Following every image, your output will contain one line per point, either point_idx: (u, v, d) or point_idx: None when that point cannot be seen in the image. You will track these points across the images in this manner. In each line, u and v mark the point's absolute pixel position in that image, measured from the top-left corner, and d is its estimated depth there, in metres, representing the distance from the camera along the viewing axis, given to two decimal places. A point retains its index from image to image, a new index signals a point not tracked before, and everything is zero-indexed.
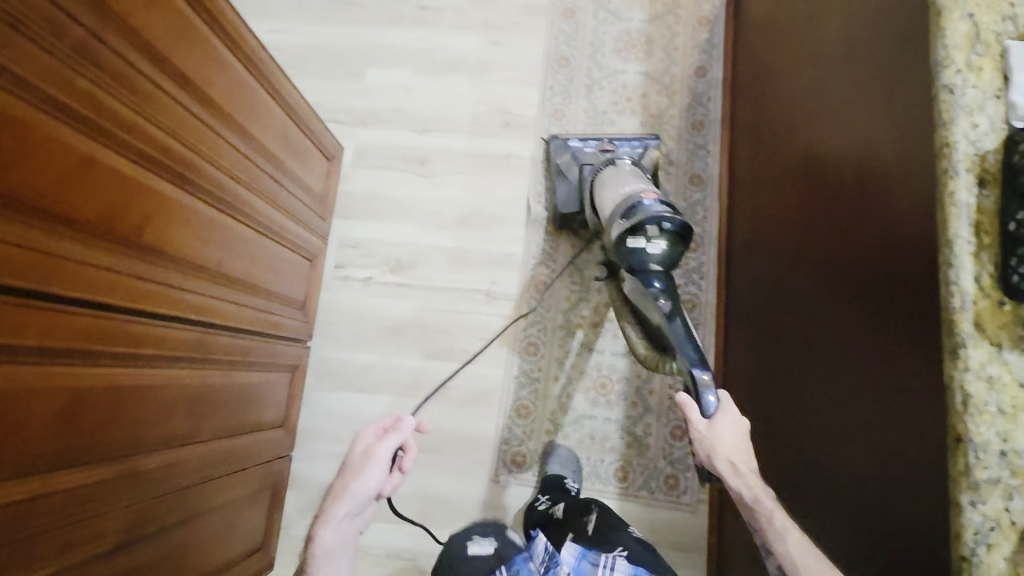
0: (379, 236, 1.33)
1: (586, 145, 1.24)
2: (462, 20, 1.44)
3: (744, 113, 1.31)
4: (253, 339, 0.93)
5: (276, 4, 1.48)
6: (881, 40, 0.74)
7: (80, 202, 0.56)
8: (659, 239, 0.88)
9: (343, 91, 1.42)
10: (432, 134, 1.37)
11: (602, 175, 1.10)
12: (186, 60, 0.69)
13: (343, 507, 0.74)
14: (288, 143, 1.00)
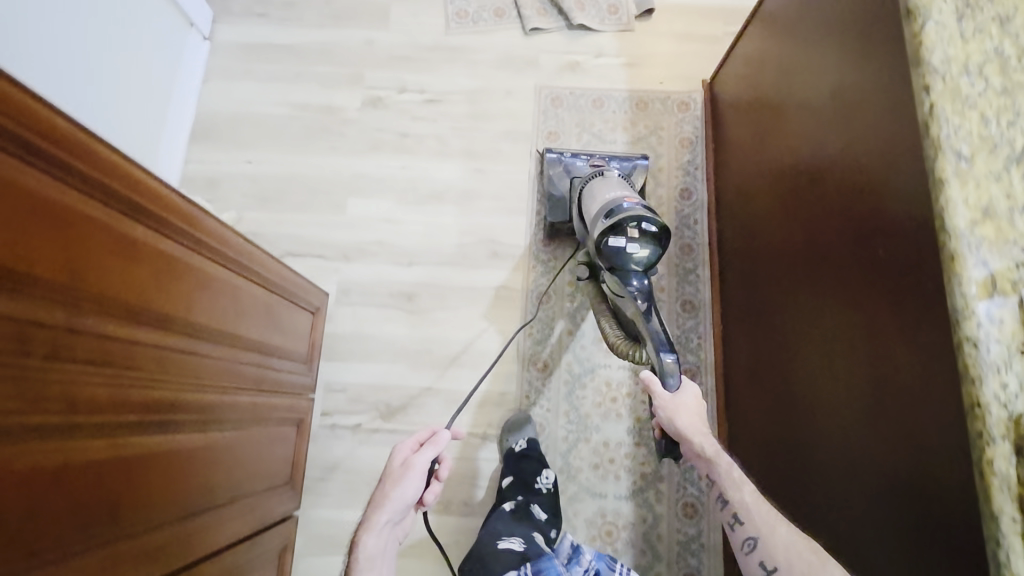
0: (367, 379, 1.28)
1: (578, 159, 1.31)
2: (445, 147, 1.43)
3: (728, 237, 1.32)
4: (242, 545, 0.87)
5: (249, 132, 1.43)
6: (887, 233, 0.73)
7: (56, 516, 0.50)
8: (638, 239, 1.04)
9: (324, 222, 1.37)
10: (419, 269, 1.34)
11: (593, 186, 1.18)
12: (167, 297, 0.65)
13: (384, 515, 0.88)
14: (272, 318, 0.96)
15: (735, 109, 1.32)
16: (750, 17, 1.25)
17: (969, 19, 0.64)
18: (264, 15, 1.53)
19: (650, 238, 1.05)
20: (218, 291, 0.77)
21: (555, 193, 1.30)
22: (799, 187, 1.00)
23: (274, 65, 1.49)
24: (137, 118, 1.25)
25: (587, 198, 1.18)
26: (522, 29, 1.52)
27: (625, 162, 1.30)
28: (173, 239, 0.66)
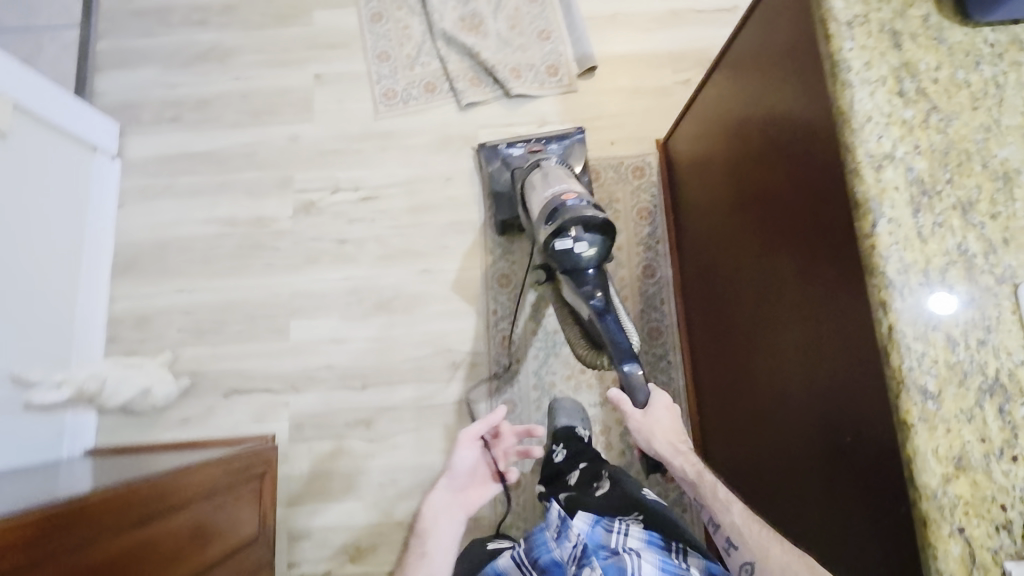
0: (332, 518, 1.23)
1: (515, 149, 1.32)
2: (389, 249, 1.35)
3: (695, 318, 1.23)
4: None
5: (176, 259, 1.35)
6: (858, 410, 0.62)
7: None
8: (583, 239, 1.02)
9: (267, 352, 1.32)
10: (373, 390, 1.29)
11: (532, 178, 1.18)
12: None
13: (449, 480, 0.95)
14: (215, 522, 0.93)
15: (693, 178, 1.21)
16: (706, 79, 1.11)
17: (927, 210, 0.55)
18: (177, 121, 1.41)
19: (595, 231, 1.02)
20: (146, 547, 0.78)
21: (497, 187, 1.31)
22: (758, 303, 0.92)
23: (196, 178, 1.38)
24: (50, 286, 1.16)
25: (531, 188, 1.16)
26: (457, 104, 1.41)
27: (563, 139, 1.30)
28: (69, 549, 0.65)
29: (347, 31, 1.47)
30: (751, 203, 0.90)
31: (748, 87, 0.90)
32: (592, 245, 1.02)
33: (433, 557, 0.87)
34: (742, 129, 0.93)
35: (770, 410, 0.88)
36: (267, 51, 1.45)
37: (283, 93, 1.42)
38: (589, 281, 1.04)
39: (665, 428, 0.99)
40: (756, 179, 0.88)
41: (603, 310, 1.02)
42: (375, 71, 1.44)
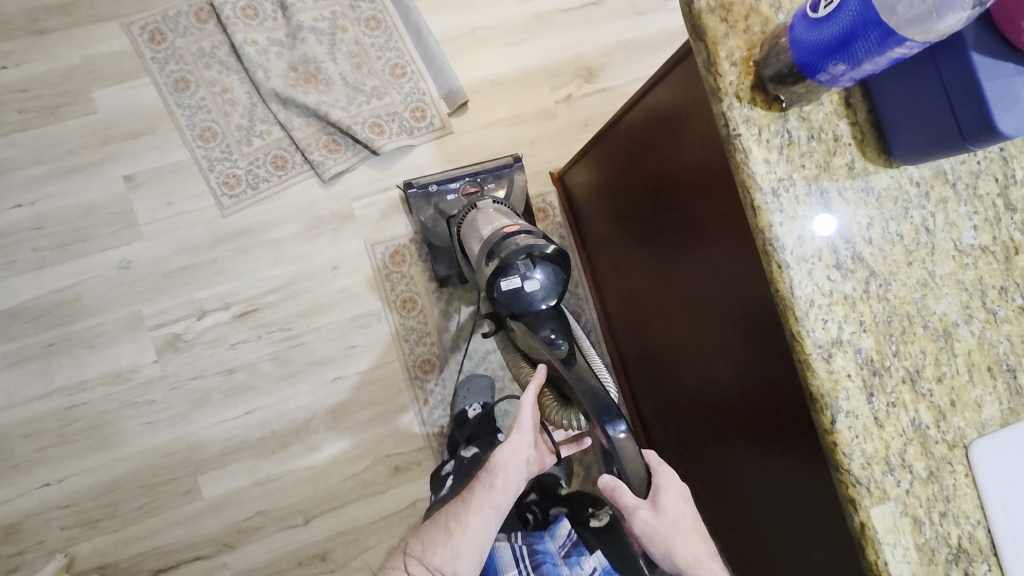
0: None
1: (451, 190, 1.14)
2: (289, 365, 1.19)
3: (627, 355, 1.18)
4: None
5: (23, 447, 1.12)
6: (832, 535, 0.63)
7: None
8: (535, 273, 0.81)
9: (181, 519, 1.15)
10: (318, 521, 1.18)
11: (470, 218, 1.00)
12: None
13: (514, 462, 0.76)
14: None
15: (599, 221, 1.11)
16: (605, 123, 0.95)
17: (880, 392, 0.52)
18: None
19: (550, 264, 0.82)
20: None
21: (434, 239, 1.14)
22: (694, 380, 0.87)
23: (10, 343, 1.12)
24: None
25: (466, 228, 1.01)
26: (318, 178, 1.21)
27: (499, 172, 1.15)
28: None
29: (148, 109, 1.17)
30: (681, 280, 0.82)
31: (651, 163, 0.81)
32: (541, 278, 0.82)
33: (499, 495, 0.74)
34: (652, 201, 0.84)
35: (721, 484, 0.87)
36: (48, 158, 1.15)
37: (89, 210, 1.15)
38: (549, 325, 0.80)
39: (681, 533, 0.66)
40: (678, 260, 0.81)
41: (566, 355, 0.75)
42: (204, 156, 1.18)
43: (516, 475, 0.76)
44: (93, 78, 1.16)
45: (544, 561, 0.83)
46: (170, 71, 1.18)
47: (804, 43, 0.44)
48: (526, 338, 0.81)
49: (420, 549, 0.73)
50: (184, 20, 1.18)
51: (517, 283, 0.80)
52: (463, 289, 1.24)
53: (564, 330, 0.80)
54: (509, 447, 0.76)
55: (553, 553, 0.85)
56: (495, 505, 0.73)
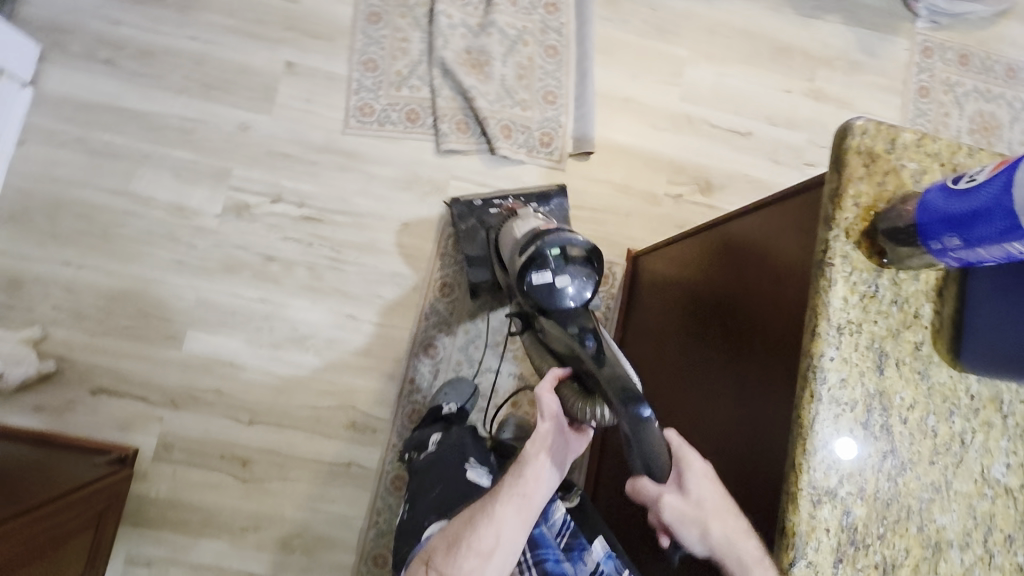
0: (177, 554, 1.14)
1: (493, 209, 1.19)
2: (319, 282, 1.23)
3: (612, 444, 1.15)
4: None
5: (69, 223, 1.18)
6: None
7: None
8: (565, 269, 0.83)
9: (152, 357, 1.17)
10: (260, 429, 1.18)
11: (506, 225, 1.04)
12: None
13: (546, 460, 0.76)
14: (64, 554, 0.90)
15: (652, 309, 1.13)
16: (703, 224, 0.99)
17: (849, 562, 0.51)
18: (111, 64, 1.23)
19: (583, 260, 0.84)
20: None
21: (465, 247, 1.19)
22: None
23: (116, 137, 1.22)
24: None
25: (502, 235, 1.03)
26: (435, 145, 1.29)
27: (548, 199, 1.20)
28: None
29: (337, 22, 1.30)
30: (704, 387, 0.83)
31: (727, 271, 0.83)
32: (575, 276, 0.83)
33: (532, 490, 0.74)
34: (712, 300, 0.86)
35: None
36: (240, 15, 1.28)
37: (244, 71, 1.26)
38: (577, 321, 0.81)
39: (718, 517, 0.63)
40: (709, 363, 0.82)
41: (598, 350, 0.75)
42: (357, 79, 1.29)
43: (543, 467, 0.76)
44: None
45: (545, 556, 0.82)
46: (371, 3, 1.31)
47: (933, 207, 0.47)
48: (553, 332, 0.83)
49: (444, 557, 0.71)
50: None
51: (547, 278, 0.82)
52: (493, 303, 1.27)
53: (591, 328, 0.80)
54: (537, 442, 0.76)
55: (551, 545, 0.84)
56: (524, 496, 0.73)
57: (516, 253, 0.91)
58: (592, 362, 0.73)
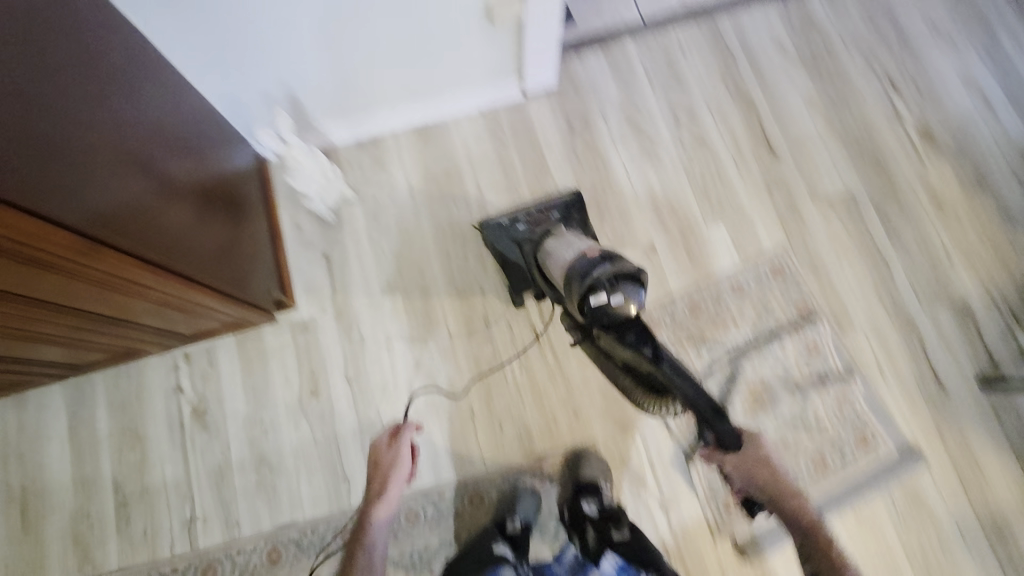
0: (224, 381, 1.30)
1: (520, 224, 1.28)
2: (487, 367, 1.31)
3: None
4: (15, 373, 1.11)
5: (439, 171, 1.45)
6: None
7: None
8: (619, 292, 0.93)
9: (367, 277, 1.37)
10: (345, 389, 1.30)
11: (551, 245, 1.12)
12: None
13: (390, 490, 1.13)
14: (197, 318, 1.16)
15: None
16: None
17: None
18: (570, 130, 1.46)
19: (626, 278, 0.95)
20: (82, 200, 0.78)
21: (508, 256, 1.28)
22: None
23: (518, 164, 1.45)
24: (368, 75, 1.29)
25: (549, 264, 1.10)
26: None
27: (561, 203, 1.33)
28: (163, 297, 1.01)
29: (711, 261, 1.36)
30: None
31: None
32: (622, 295, 0.93)
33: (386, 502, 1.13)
34: None
35: None
36: (667, 188, 1.42)
37: (624, 216, 1.40)
38: (631, 331, 0.95)
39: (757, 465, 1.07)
40: None
41: (652, 356, 0.93)
42: (674, 303, 1.34)
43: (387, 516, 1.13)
44: (734, 221, 1.39)
45: None
46: (747, 279, 1.35)
47: None
48: (619, 347, 0.96)
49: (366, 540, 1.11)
50: (796, 293, 1.33)
51: (604, 300, 0.93)
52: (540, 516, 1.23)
53: (646, 336, 0.95)
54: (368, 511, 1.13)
55: None
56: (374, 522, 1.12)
57: (568, 279, 0.99)
58: (654, 362, 0.92)
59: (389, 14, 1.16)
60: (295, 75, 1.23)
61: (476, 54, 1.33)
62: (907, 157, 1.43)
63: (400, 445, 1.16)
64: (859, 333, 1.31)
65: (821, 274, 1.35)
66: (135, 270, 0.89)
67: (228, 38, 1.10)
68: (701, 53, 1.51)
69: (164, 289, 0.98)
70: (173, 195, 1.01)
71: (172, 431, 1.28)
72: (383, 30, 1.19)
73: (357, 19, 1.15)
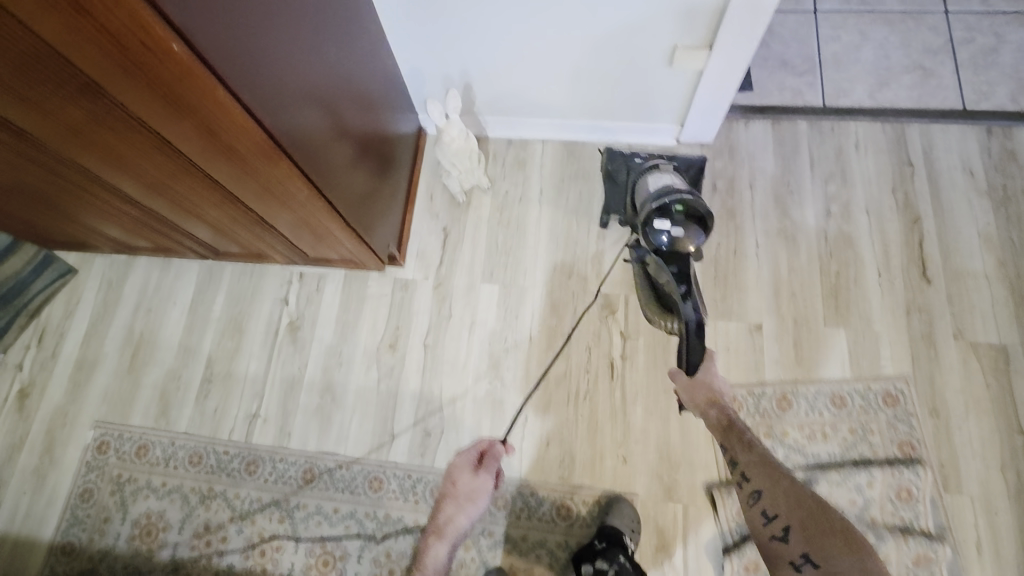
0: (322, 307, 1.42)
1: (639, 158, 1.42)
2: (554, 382, 1.32)
3: None
4: (180, 238, 1.26)
5: (573, 187, 1.49)
6: None
7: (169, 204, 1.03)
8: (681, 228, 1.11)
9: (475, 260, 1.44)
10: (419, 352, 1.37)
11: (644, 175, 1.28)
12: (175, 135, 0.75)
13: (467, 507, 1.07)
14: (328, 249, 1.28)
15: None
16: None
17: None
18: (713, 187, 1.44)
19: (694, 221, 1.12)
20: (282, 116, 0.84)
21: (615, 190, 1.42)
22: None
23: None
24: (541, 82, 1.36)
25: (638, 191, 1.25)
26: (714, 480, 1.22)
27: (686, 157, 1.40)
28: (320, 229, 1.11)
29: (818, 363, 1.27)
30: None
31: None
32: (684, 231, 1.11)
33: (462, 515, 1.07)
34: None
35: None
36: (795, 275, 1.35)
37: (740, 286, 1.35)
38: (679, 265, 1.14)
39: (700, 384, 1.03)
40: None
41: (683, 293, 1.11)
42: (764, 389, 1.26)
43: (447, 554, 1.04)
44: (857, 331, 1.29)
45: None
46: (852, 395, 1.24)
47: None
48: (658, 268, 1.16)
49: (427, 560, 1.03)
50: (904, 429, 1.20)
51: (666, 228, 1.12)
52: (556, 545, 1.21)
53: (685, 273, 1.14)
54: (429, 541, 1.05)
55: None
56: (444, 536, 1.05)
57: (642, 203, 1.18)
58: (679, 296, 1.11)
59: (587, 34, 1.21)
60: (476, 65, 1.33)
61: (647, 90, 1.36)
62: None
63: (481, 478, 1.10)
64: (965, 500, 1.15)
65: (940, 421, 1.21)
66: (298, 194, 0.95)
67: (440, 17, 1.20)
68: (876, 154, 1.43)
69: (317, 220, 1.06)
70: (342, 137, 1.08)
71: (267, 333, 1.41)
72: (575, 47, 1.25)
73: (552, 32, 1.21)
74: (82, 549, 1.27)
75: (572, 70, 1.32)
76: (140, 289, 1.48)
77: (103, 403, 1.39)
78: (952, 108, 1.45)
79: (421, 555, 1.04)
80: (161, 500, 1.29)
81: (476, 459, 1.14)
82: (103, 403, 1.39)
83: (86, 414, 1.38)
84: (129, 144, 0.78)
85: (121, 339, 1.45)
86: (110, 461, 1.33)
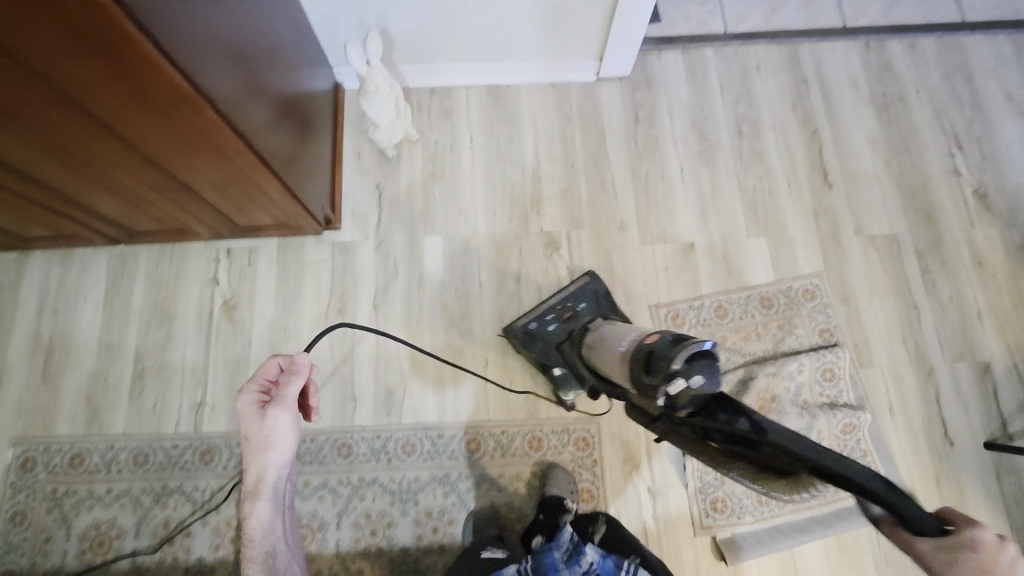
0: (258, 282, 1.35)
1: (549, 321, 1.25)
2: (508, 324, 1.34)
3: None
4: (85, 218, 1.14)
5: (501, 132, 1.49)
6: None
7: (76, 176, 0.94)
8: (694, 374, 0.69)
9: (413, 216, 1.41)
10: (369, 314, 1.34)
11: (603, 342, 0.99)
12: (86, 79, 0.68)
13: (273, 454, 0.88)
14: (260, 215, 1.21)
15: None
16: None
17: None
18: (634, 120, 1.50)
19: (696, 359, 0.70)
20: (198, 53, 0.75)
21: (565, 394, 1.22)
22: None
23: (579, 141, 1.48)
24: (460, 26, 1.34)
25: (602, 358, 0.96)
26: None
27: (584, 289, 1.28)
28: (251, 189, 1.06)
29: (747, 271, 1.38)
30: None
31: None
32: (704, 378, 0.68)
33: (274, 460, 0.88)
34: None
35: None
36: (718, 194, 1.44)
37: (670, 210, 1.43)
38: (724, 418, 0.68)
39: None
40: None
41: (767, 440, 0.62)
42: (702, 302, 1.36)
43: (273, 509, 0.91)
44: (776, 238, 1.41)
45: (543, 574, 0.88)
46: (777, 296, 1.36)
47: None
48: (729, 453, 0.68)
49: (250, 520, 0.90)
50: (823, 318, 1.35)
51: (683, 387, 0.69)
52: (531, 475, 1.25)
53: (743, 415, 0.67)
54: (247, 508, 0.90)
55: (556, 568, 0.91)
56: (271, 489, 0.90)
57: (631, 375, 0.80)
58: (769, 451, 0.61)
59: None
60: (392, 12, 1.28)
61: (566, 28, 1.36)
62: (958, 214, 1.44)
63: (271, 419, 0.87)
64: (877, 371, 1.32)
65: (851, 307, 1.37)
66: (224, 139, 0.86)
67: None
68: (776, 74, 1.54)
69: (251, 180, 1.01)
70: (261, 86, 0.98)
71: (200, 317, 1.32)
72: None
73: None
74: (25, 574, 1.17)
75: (491, 12, 1.30)
76: (39, 289, 1.33)
77: (19, 419, 1.25)
78: (835, 26, 1.58)
79: (244, 522, 0.90)
80: (108, 508, 1.20)
81: (267, 397, 0.90)
82: (19, 418, 1.25)
83: (1, 433, 1.24)
84: (11, 84, 0.68)
85: (28, 345, 1.30)
86: (40, 477, 1.21)
